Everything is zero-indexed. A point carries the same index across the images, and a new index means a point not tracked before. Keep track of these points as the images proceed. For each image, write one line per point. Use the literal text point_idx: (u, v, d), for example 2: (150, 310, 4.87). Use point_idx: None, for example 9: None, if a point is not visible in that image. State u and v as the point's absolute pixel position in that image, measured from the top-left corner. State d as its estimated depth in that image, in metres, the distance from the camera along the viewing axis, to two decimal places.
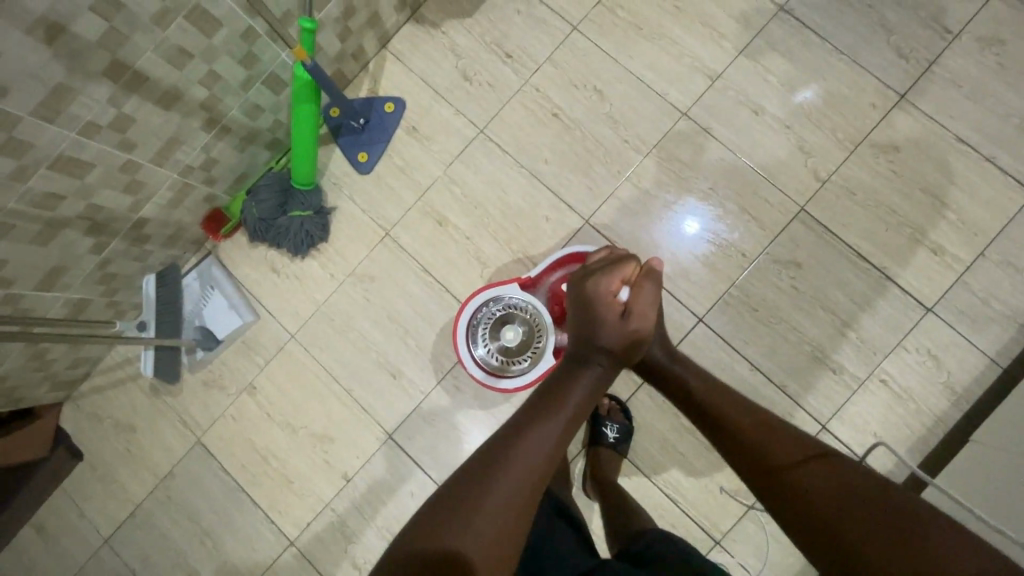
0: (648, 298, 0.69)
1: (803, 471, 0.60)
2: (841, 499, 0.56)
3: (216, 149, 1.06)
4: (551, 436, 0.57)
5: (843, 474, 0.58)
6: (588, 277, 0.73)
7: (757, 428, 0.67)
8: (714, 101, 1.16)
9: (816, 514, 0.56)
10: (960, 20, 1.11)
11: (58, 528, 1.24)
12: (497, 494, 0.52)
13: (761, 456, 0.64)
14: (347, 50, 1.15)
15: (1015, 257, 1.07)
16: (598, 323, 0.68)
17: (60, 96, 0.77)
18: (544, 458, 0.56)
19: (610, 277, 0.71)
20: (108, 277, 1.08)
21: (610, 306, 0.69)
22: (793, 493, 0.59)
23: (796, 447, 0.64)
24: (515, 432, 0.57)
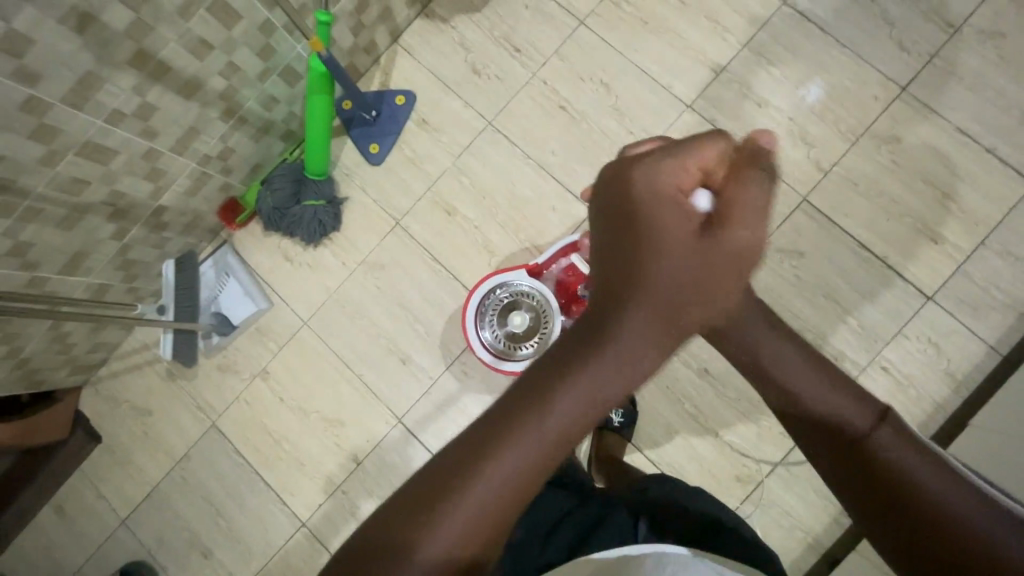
0: (751, 198, 0.46)
1: (879, 444, 0.50)
2: (929, 488, 0.47)
3: (233, 139, 1.09)
4: (570, 411, 0.44)
5: (919, 446, 0.50)
6: (639, 164, 0.48)
7: (828, 388, 0.54)
8: (719, 93, 1.18)
9: (897, 503, 0.48)
10: (961, 14, 1.13)
11: (76, 509, 1.28)
12: (488, 485, 0.42)
13: (821, 420, 0.54)
14: (359, 44, 1.18)
15: (1016, 246, 1.08)
16: (650, 250, 0.48)
17: (89, 84, 0.81)
18: (555, 440, 0.44)
19: (678, 161, 0.47)
20: (128, 263, 1.12)
21: (679, 215, 0.47)
22: (865, 472, 0.50)
23: (867, 405, 0.53)
24: (519, 407, 0.44)
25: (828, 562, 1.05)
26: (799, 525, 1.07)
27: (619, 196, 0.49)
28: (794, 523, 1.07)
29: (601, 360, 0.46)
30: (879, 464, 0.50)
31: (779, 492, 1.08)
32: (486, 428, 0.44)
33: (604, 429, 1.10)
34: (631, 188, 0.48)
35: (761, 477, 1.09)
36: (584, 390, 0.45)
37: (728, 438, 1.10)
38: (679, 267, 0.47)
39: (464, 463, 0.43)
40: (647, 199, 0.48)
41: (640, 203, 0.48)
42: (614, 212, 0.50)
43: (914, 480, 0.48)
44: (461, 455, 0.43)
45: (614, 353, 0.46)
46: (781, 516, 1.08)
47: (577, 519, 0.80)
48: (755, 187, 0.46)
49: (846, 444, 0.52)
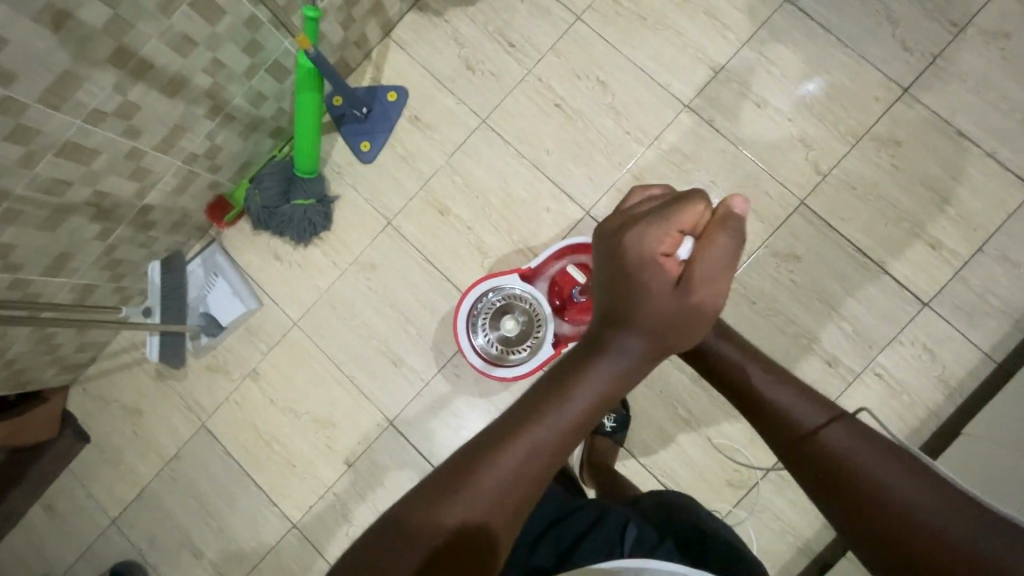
0: (719, 253, 0.50)
1: (836, 441, 0.52)
2: (888, 481, 0.49)
3: (220, 137, 1.07)
4: (570, 416, 0.49)
5: (877, 440, 0.52)
6: (633, 226, 0.53)
7: (787, 393, 0.57)
8: (718, 92, 1.16)
9: (855, 497, 0.49)
10: (966, 14, 1.11)
11: (66, 508, 1.27)
12: (495, 481, 0.46)
13: (780, 420, 0.56)
14: (350, 38, 1.15)
15: (1014, 252, 1.07)
16: (637, 298, 0.52)
17: (67, 83, 0.78)
18: (556, 442, 0.48)
19: (661, 228, 0.51)
20: (114, 263, 1.09)
21: (658, 271, 0.51)
22: (823, 469, 0.52)
23: (824, 407, 0.55)
24: (522, 412, 0.49)
25: (818, 566, 1.06)
26: (790, 530, 1.07)
27: (609, 254, 0.54)
28: (785, 528, 1.07)
29: (594, 377, 0.51)
30: (835, 458, 0.51)
31: (770, 496, 1.08)
32: (491, 432, 0.49)
33: (596, 433, 1.10)
34: (621, 250, 0.53)
35: (753, 482, 1.09)
36: (580, 404, 0.49)
37: (720, 442, 1.10)
38: (661, 314, 0.51)
39: (472, 461, 0.47)
40: (636, 260, 0.52)
41: (631, 256, 0.52)
42: (609, 266, 0.54)
43: (873, 474, 0.50)
44: (469, 454, 0.48)
45: (607, 371, 0.51)
46: (772, 520, 1.08)
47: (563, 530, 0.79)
48: (733, 241, 0.51)
49: (805, 443, 0.53)
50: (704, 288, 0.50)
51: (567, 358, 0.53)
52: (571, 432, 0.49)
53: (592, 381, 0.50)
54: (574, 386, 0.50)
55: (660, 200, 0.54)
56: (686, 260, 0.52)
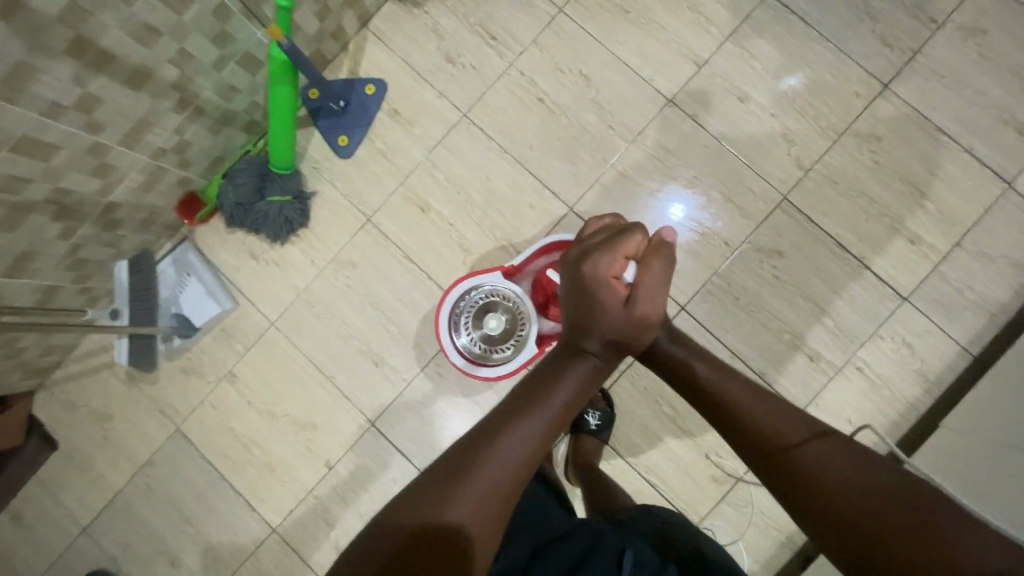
0: (656, 274, 0.61)
1: (806, 450, 0.59)
2: (849, 480, 0.55)
3: (190, 131, 1.03)
4: (547, 417, 0.55)
5: (842, 447, 0.59)
6: (586, 256, 0.63)
7: (759, 407, 0.64)
8: (701, 87, 1.15)
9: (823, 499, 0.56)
10: (944, 10, 1.11)
11: (34, 516, 1.22)
12: (481, 478, 0.51)
13: (759, 434, 0.62)
14: (326, 29, 1.12)
15: (990, 247, 1.08)
16: (594, 312, 0.60)
17: (21, 75, 0.74)
18: (536, 441, 0.54)
19: (612, 254, 0.61)
20: (79, 262, 1.05)
21: (611, 290, 0.60)
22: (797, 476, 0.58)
23: (795, 423, 0.62)
24: (504, 415, 0.55)
25: (800, 560, 1.07)
26: (773, 524, 1.08)
27: (570, 279, 0.63)
28: (768, 522, 1.08)
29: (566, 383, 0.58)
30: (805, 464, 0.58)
31: (754, 491, 1.09)
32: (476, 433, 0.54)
33: (580, 431, 1.09)
34: (580, 275, 0.62)
35: (737, 477, 1.09)
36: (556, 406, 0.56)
37: (704, 439, 1.10)
38: (616, 324, 0.59)
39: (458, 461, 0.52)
40: (592, 280, 0.61)
41: (587, 279, 0.61)
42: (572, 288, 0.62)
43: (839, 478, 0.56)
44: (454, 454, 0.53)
45: (579, 377, 0.58)
46: (755, 516, 1.08)
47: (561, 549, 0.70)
48: (666, 265, 0.62)
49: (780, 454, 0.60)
50: (648, 303, 0.60)
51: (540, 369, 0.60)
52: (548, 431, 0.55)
53: (566, 387, 0.57)
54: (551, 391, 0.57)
55: (606, 236, 0.65)
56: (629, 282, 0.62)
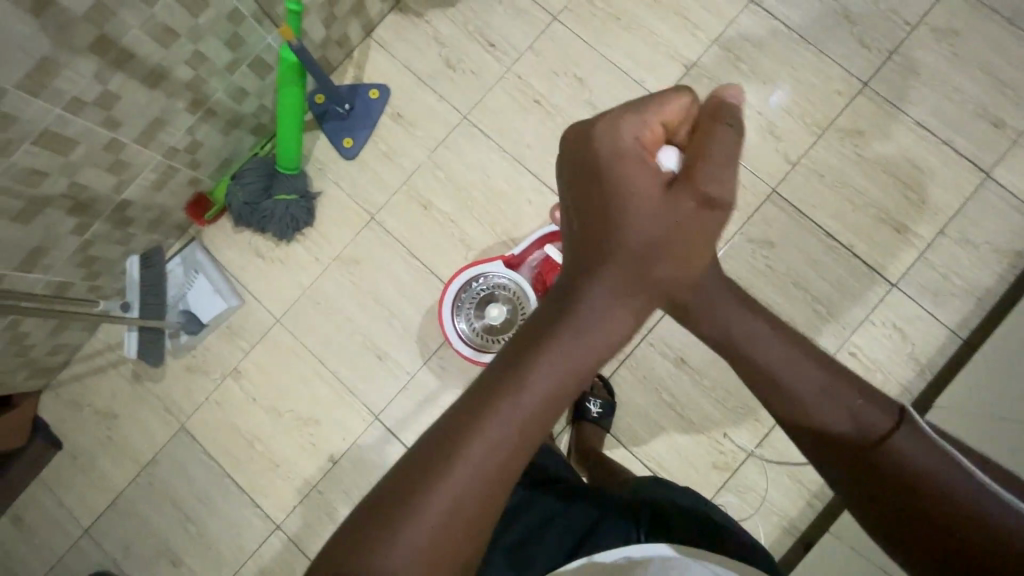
0: (708, 151, 0.52)
1: (898, 446, 0.50)
2: (941, 480, 0.48)
3: (201, 131, 1.07)
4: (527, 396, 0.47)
5: (931, 444, 0.50)
6: (604, 127, 0.53)
7: (814, 371, 0.55)
8: (690, 88, 1.20)
9: (905, 501, 0.49)
10: (917, 13, 1.18)
11: (35, 518, 1.22)
12: (447, 494, 0.44)
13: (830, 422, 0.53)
14: (332, 37, 1.17)
15: (973, 234, 1.12)
16: (628, 216, 0.53)
17: (47, 70, 0.78)
18: (515, 433, 0.46)
19: (643, 124, 0.52)
20: (90, 260, 1.08)
21: (644, 167, 0.52)
22: (877, 470, 0.50)
23: (874, 406, 0.53)
24: (471, 406, 0.48)
25: (802, 546, 1.08)
26: (775, 510, 1.09)
27: (591, 160, 0.54)
28: (770, 509, 1.09)
29: (563, 339, 0.50)
30: (895, 466, 0.49)
31: (756, 478, 1.10)
32: (441, 429, 0.47)
33: (582, 420, 1.10)
34: (602, 150, 0.53)
35: (738, 464, 1.10)
36: (545, 379, 0.49)
37: (704, 427, 1.11)
38: (658, 222, 0.52)
39: (416, 474, 0.45)
40: (618, 161, 0.53)
41: (607, 161, 0.53)
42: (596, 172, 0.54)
43: (935, 483, 0.48)
44: (412, 466, 0.46)
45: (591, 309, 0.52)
46: (757, 501, 1.09)
47: (565, 521, 0.74)
48: (726, 135, 0.52)
49: (861, 451, 0.51)
50: (693, 195, 0.52)
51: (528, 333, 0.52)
52: (532, 413, 0.47)
53: (557, 346, 0.50)
54: (537, 362, 0.49)
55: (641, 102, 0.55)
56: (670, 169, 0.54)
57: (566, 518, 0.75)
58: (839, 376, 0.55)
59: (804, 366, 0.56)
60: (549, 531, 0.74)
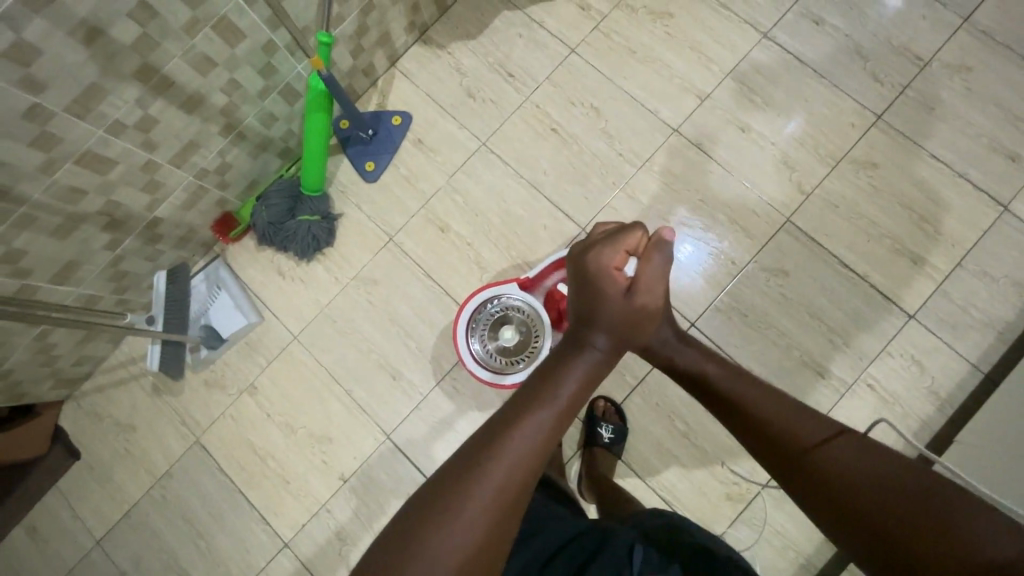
0: (659, 267, 0.60)
1: (837, 453, 0.52)
2: (880, 483, 0.49)
3: (231, 154, 1.11)
4: (533, 433, 0.51)
5: (876, 454, 0.51)
6: (588, 247, 0.64)
7: (770, 400, 0.59)
8: (705, 118, 1.23)
9: (845, 502, 0.50)
10: (930, 49, 1.20)
11: (50, 528, 1.23)
12: (463, 518, 0.47)
13: (784, 436, 0.56)
14: (358, 67, 1.23)
15: (991, 267, 1.12)
16: (599, 306, 0.60)
17: (93, 95, 0.83)
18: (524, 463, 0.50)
19: (614, 245, 0.62)
20: (119, 275, 1.12)
21: (613, 279, 0.61)
22: (820, 475, 0.52)
23: (817, 422, 0.56)
24: (481, 440, 0.51)
25: None
26: (791, 545, 1.06)
27: (573, 270, 0.64)
28: (785, 544, 1.06)
29: (563, 382, 0.56)
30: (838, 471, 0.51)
31: (770, 511, 1.07)
32: (456, 460, 0.51)
33: (594, 446, 1.09)
34: (583, 265, 0.63)
35: (751, 496, 1.08)
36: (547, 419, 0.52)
37: (716, 455, 1.10)
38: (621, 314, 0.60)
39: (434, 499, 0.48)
40: (594, 271, 0.61)
41: (589, 270, 0.62)
42: (579, 277, 0.63)
43: (871, 482, 0.49)
44: (428, 493, 0.49)
45: (583, 366, 0.57)
46: (772, 536, 1.07)
47: (568, 554, 0.72)
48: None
49: (800, 458, 0.54)
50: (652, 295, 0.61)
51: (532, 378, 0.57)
52: (542, 440, 0.51)
53: (561, 387, 0.55)
54: (542, 401, 0.54)
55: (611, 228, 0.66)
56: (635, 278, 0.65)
57: (574, 546, 0.74)
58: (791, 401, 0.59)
59: (758, 393, 0.60)
60: (559, 559, 0.72)
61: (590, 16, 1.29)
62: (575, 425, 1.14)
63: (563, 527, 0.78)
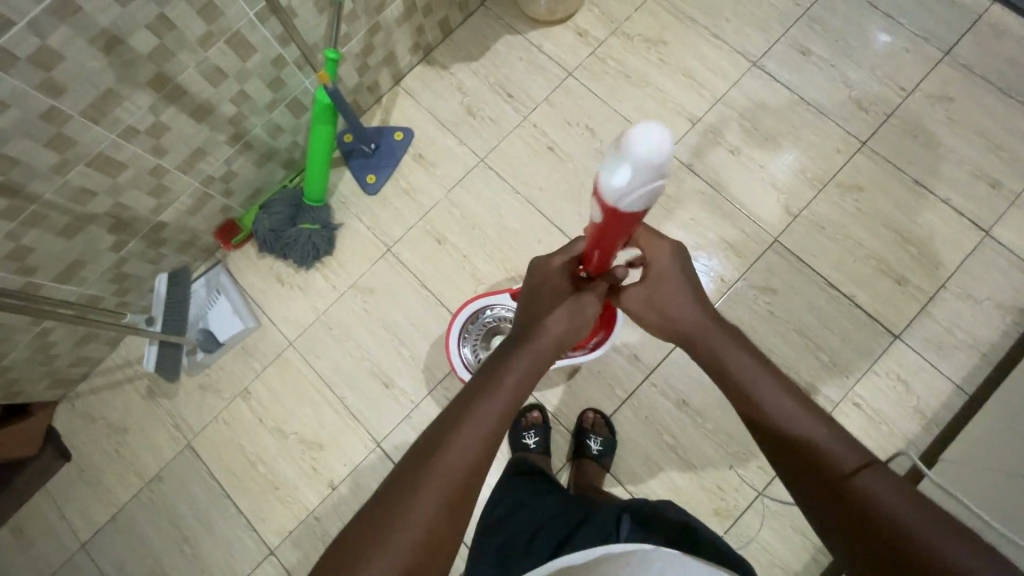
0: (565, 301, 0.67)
1: (865, 483, 0.49)
2: (907, 519, 0.46)
3: (237, 163, 1.15)
4: (482, 425, 0.51)
5: (911, 491, 0.48)
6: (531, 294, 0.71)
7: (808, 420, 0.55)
8: (696, 141, 1.27)
9: (869, 533, 0.47)
10: (913, 80, 1.25)
11: (35, 530, 1.23)
12: (414, 515, 0.45)
13: (810, 460, 0.52)
14: (364, 84, 1.28)
15: (974, 289, 1.14)
16: (551, 307, 0.68)
17: (109, 101, 0.87)
18: (466, 463, 0.48)
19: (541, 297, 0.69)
20: (122, 276, 1.14)
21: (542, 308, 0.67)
22: (841, 502, 0.49)
23: (851, 447, 0.51)
24: (433, 438, 0.50)
25: None
26: (778, 563, 1.05)
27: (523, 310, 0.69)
28: (773, 562, 1.06)
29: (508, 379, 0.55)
30: (867, 501, 0.48)
31: (757, 528, 1.07)
32: (409, 459, 0.49)
33: (583, 458, 1.10)
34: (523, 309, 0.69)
35: (738, 512, 1.08)
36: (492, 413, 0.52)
37: (704, 471, 1.10)
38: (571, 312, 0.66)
39: (391, 495, 0.47)
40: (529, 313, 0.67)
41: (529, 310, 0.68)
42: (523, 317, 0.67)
43: (893, 515, 0.46)
44: (386, 488, 0.48)
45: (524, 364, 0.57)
46: (760, 553, 1.06)
47: (545, 537, 0.75)
48: (659, 143, 0.43)
49: (833, 485, 0.50)
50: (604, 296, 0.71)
51: (483, 369, 0.57)
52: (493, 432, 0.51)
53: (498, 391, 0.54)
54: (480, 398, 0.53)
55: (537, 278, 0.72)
56: (608, 218, 0.52)
57: (550, 529, 0.77)
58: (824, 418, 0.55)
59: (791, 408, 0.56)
60: (535, 544, 0.75)
61: (588, 42, 1.35)
62: (563, 436, 1.16)
63: (542, 512, 0.81)
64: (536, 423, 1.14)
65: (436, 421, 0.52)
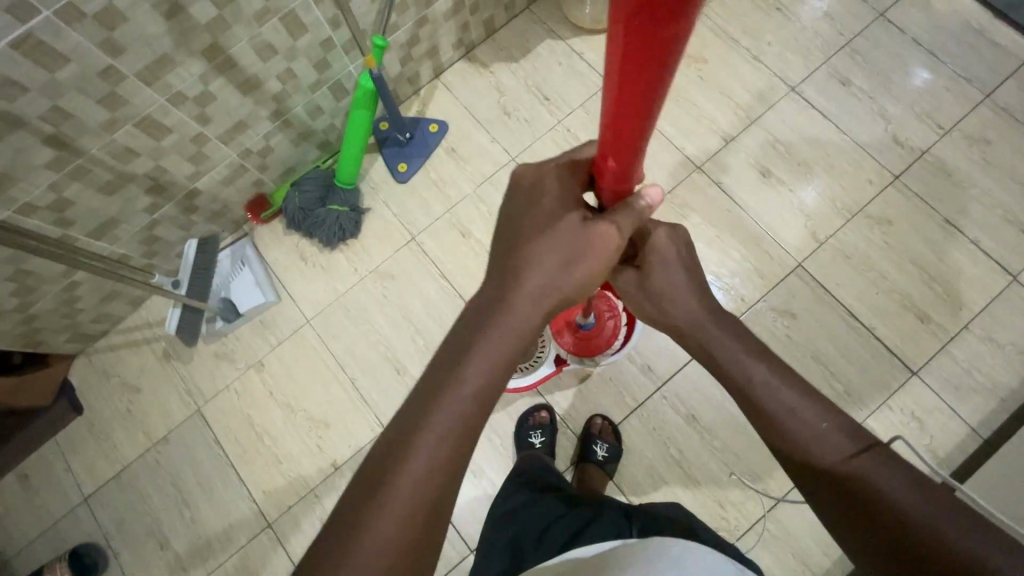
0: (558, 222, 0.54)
1: (867, 469, 0.50)
2: (899, 501, 0.47)
3: (275, 139, 1.17)
4: (461, 401, 0.47)
5: (906, 471, 0.49)
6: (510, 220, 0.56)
7: (805, 406, 0.56)
8: (727, 160, 1.28)
9: (870, 519, 0.48)
10: (952, 119, 1.25)
11: (40, 479, 1.25)
12: (397, 495, 0.44)
13: (805, 449, 0.54)
14: (404, 74, 1.30)
15: (997, 333, 1.13)
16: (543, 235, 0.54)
17: (163, 65, 0.89)
18: (440, 461, 0.45)
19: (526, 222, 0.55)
20: (152, 239, 1.17)
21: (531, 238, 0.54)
22: (847, 495, 0.50)
23: (845, 434, 0.53)
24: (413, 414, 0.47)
25: None
26: None
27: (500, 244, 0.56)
28: None
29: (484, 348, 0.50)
30: (863, 487, 0.49)
31: (757, 551, 1.06)
32: (391, 436, 0.47)
33: (587, 463, 1.09)
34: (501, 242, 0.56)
35: (740, 532, 1.07)
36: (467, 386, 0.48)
37: (708, 488, 1.10)
38: (568, 251, 0.53)
39: (373, 478, 0.45)
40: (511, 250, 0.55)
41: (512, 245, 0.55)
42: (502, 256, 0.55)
43: (887, 497, 0.48)
44: (366, 471, 0.45)
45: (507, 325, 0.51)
46: None
47: (555, 533, 0.76)
48: None
49: (830, 472, 0.51)
50: (627, 222, 0.55)
51: (450, 344, 0.51)
52: (476, 407, 0.47)
53: (472, 364, 0.49)
54: (457, 372, 0.48)
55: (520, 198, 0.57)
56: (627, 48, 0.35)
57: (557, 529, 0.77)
58: (821, 404, 0.55)
59: (789, 395, 0.57)
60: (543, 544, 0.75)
61: None
62: (569, 439, 1.16)
63: (546, 512, 0.80)
64: (544, 423, 1.15)
65: (416, 393, 0.49)
